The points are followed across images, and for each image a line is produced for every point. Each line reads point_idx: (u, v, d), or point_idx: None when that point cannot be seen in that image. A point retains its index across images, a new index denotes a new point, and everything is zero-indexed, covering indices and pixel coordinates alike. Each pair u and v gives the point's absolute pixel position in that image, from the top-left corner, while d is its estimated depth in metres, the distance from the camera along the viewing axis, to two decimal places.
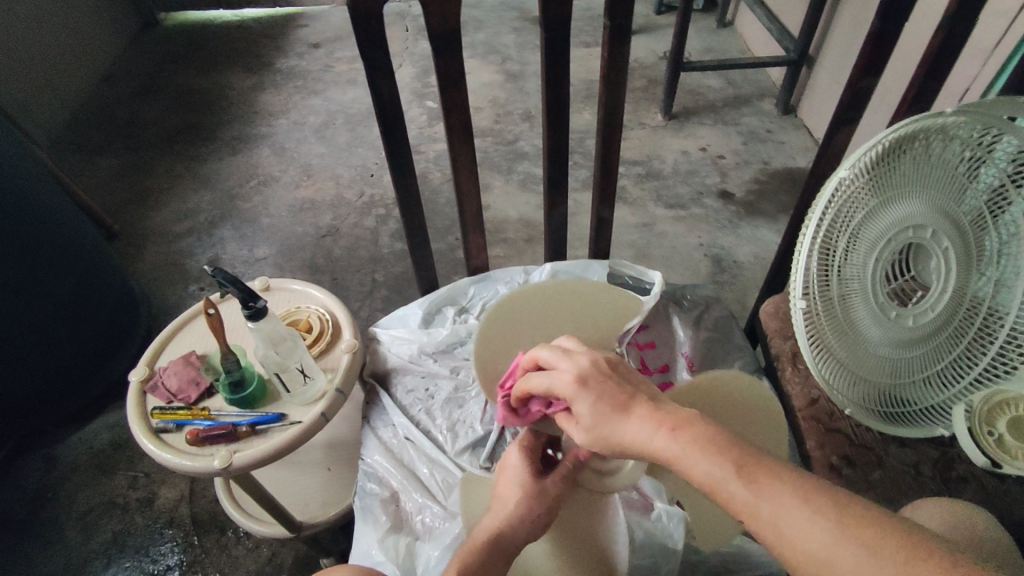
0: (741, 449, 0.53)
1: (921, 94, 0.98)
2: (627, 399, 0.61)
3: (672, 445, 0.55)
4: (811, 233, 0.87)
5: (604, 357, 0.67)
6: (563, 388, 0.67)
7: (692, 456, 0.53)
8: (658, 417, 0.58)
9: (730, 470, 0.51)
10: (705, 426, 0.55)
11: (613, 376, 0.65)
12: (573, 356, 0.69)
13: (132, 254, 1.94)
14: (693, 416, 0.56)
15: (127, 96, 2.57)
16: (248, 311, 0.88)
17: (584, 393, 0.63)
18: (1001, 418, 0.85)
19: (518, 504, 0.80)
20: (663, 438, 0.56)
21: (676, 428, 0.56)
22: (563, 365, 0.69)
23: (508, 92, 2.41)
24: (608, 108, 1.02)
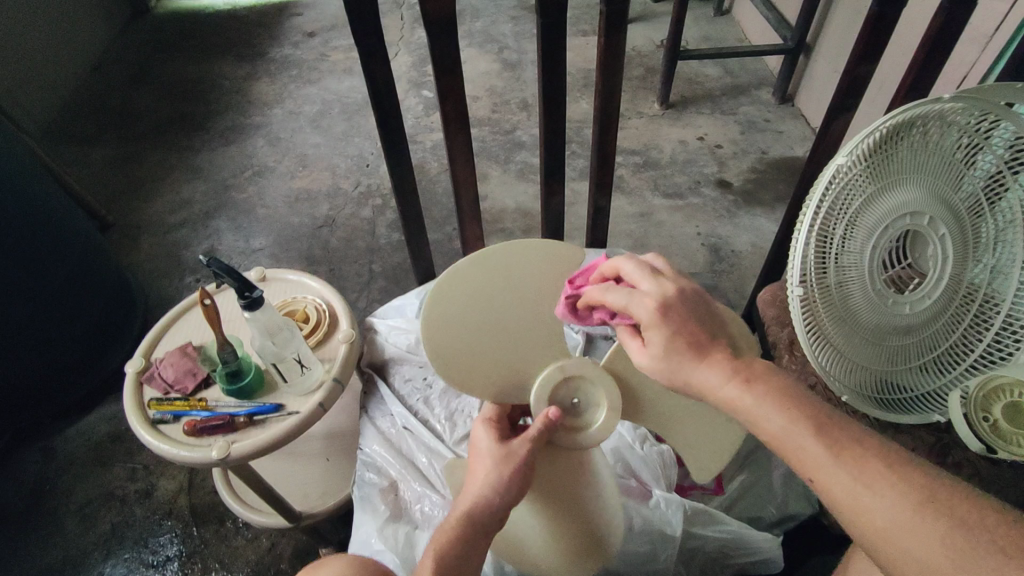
0: (813, 408, 0.57)
1: (919, 80, 0.98)
2: (702, 337, 0.63)
3: (742, 397, 0.59)
4: (809, 218, 0.87)
5: (690, 288, 0.67)
6: (639, 315, 0.66)
7: (764, 407, 0.58)
8: (734, 365, 0.61)
9: (807, 427, 0.56)
10: (777, 381, 0.60)
11: (695, 310, 0.65)
12: (658, 278, 0.68)
13: (127, 246, 1.93)
14: (765, 370, 0.61)
15: (119, 86, 2.54)
16: (245, 301, 0.87)
17: (662, 327, 0.64)
18: (997, 402, 0.85)
19: (494, 479, 0.75)
20: (735, 388, 0.60)
21: (749, 381, 0.60)
22: (643, 288, 0.68)
23: (504, 81, 2.39)
24: (605, 96, 1.02)
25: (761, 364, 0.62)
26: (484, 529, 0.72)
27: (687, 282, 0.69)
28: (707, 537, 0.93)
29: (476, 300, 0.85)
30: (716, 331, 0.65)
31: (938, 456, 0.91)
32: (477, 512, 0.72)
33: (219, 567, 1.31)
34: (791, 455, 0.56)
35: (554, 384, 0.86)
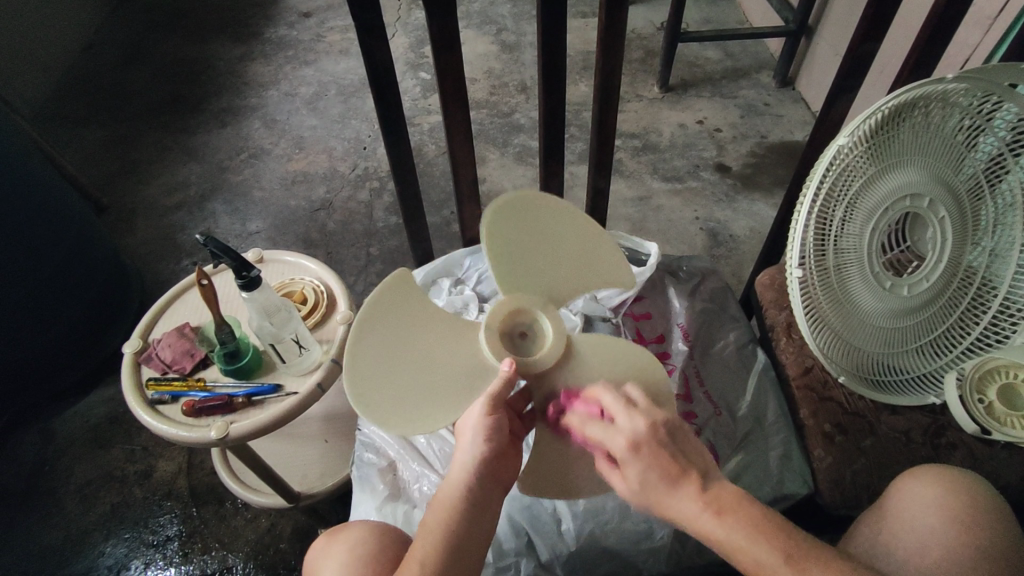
0: (785, 539, 0.62)
1: (923, 60, 0.97)
2: (678, 472, 0.64)
3: (716, 526, 0.61)
4: (808, 200, 0.87)
5: (662, 422, 0.67)
6: (615, 449, 0.67)
7: (737, 536, 0.61)
8: (709, 496, 0.63)
9: (780, 559, 0.60)
10: (748, 513, 0.62)
11: (668, 446, 0.66)
12: (631, 412, 0.69)
13: (123, 228, 1.92)
14: (734, 501, 0.62)
15: (113, 66, 2.51)
16: (241, 282, 0.87)
17: (637, 461, 0.64)
18: (991, 386, 0.86)
19: (464, 453, 0.73)
20: (710, 517, 0.62)
21: (723, 511, 0.62)
22: (619, 424, 0.69)
23: (503, 63, 2.37)
24: (605, 75, 1.00)
25: (730, 491, 0.64)
26: (470, 508, 0.72)
27: (660, 413, 0.69)
28: None
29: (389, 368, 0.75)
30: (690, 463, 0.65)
31: (933, 438, 0.91)
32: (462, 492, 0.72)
33: (218, 547, 1.32)
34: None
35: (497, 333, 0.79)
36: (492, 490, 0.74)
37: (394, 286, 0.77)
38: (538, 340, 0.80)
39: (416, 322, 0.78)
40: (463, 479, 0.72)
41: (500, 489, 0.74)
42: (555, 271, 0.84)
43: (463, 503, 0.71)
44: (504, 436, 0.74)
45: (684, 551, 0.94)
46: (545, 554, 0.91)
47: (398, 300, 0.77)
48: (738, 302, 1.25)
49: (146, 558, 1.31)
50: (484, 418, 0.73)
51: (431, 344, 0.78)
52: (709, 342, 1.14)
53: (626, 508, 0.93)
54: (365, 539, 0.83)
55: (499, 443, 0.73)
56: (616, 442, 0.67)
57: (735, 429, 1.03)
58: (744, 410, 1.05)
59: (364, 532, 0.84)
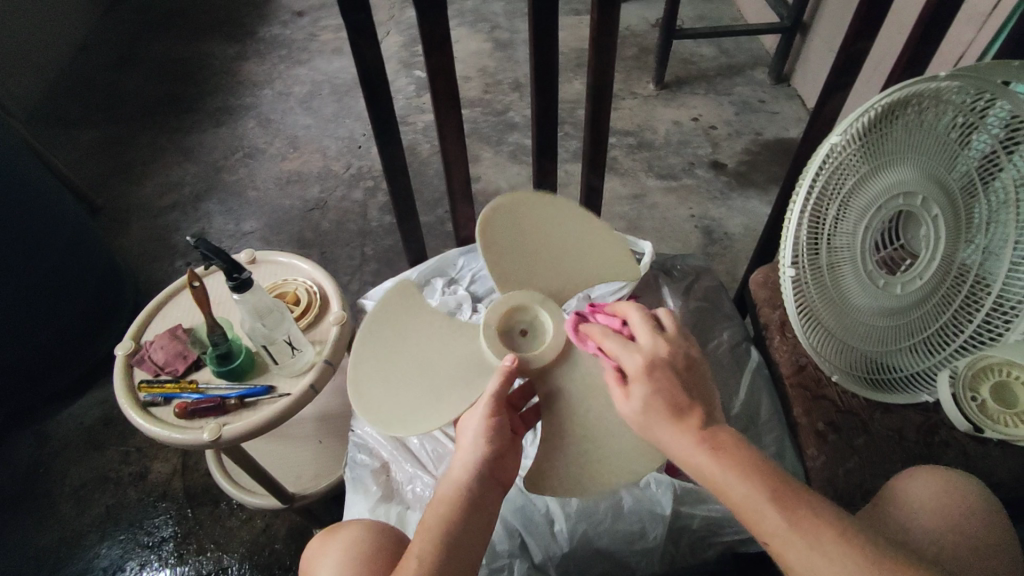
0: (776, 481, 0.63)
1: (915, 58, 0.97)
2: (683, 401, 0.66)
3: (711, 463, 0.63)
4: (802, 199, 0.87)
5: (684, 355, 0.70)
6: (627, 365, 0.69)
7: (727, 476, 0.62)
8: (708, 435, 0.65)
9: (767, 496, 0.61)
10: (742, 456, 0.64)
11: (682, 375, 0.68)
12: (654, 337, 0.71)
13: (116, 229, 1.91)
14: (732, 441, 0.64)
15: (105, 66, 2.50)
16: (233, 283, 0.87)
17: (648, 381, 0.67)
18: (985, 383, 0.87)
19: (468, 451, 0.72)
20: (703, 454, 0.64)
21: (718, 449, 0.63)
22: (639, 342, 0.71)
23: (497, 61, 2.36)
24: (598, 74, 1.00)
25: (728, 432, 0.65)
26: (473, 507, 0.71)
27: (682, 346, 0.71)
28: (695, 515, 0.93)
29: (385, 372, 0.76)
30: (699, 399, 0.67)
31: (927, 436, 0.91)
32: (460, 493, 0.71)
33: (214, 548, 1.32)
34: (748, 521, 0.62)
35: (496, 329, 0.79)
36: (491, 491, 0.73)
37: (397, 298, 0.81)
38: (538, 338, 0.79)
39: (417, 330, 0.80)
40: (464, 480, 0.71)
41: (500, 489, 0.74)
42: (554, 271, 0.85)
43: (463, 504, 0.71)
44: (506, 436, 0.74)
45: (677, 551, 0.95)
46: (538, 555, 0.91)
47: (399, 311, 0.80)
48: (731, 300, 1.25)
49: (141, 559, 1.31)
50: (486, 419, 0.73)
51: (431, 351, 0.79)
52: (703, 341, 1.15)
53: (618, 507, 0.93)
54: (363, 538, 0.82)
55: (500, 445, 0.73)
56: (630, 358, 0.69)
57: (729, 427, 1.03)
58: (738, 408, 1.05)
59: (364, 530, 0.84)
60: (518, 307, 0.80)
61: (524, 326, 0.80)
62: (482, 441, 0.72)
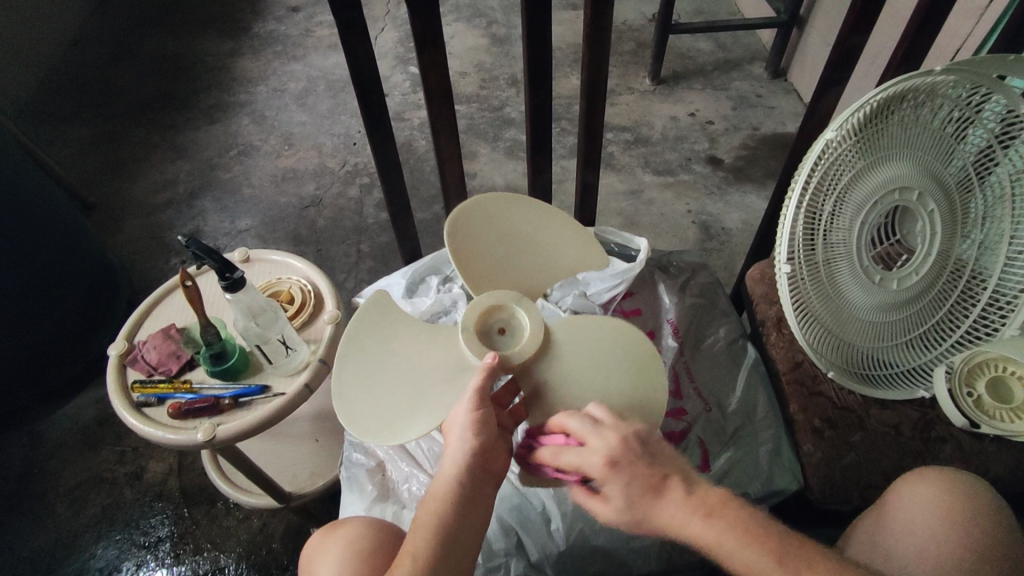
0: (777, 539, 0.62)
1: (911, 52, 0.96)
2: (658, 483, 0.65)
3: (708, 531, 0.62)
4: (797, 193, 0.85)
5: (634, 434, 0.68)
6: (592, 471, 0.66)
7: (727, 542, 0.62)
8: (694, 499, 0.64)
9: (775, 562, 0.60)
10: (737, 515, 0.63)
11: (642, 454, 0.67)
12: (601, 428, 0.69)
13: (110, 227, 1.90)
14: (721, 501, 0.64)
15: (98, 63, 2.48)
16: (225, 283, 0.86)
17: (617, 480, 0.65)
18: (981, 378, 0.86)
19: (454, 448, 0.71)
20: (700, 524, 0.63)
21: (711, 514, 0.63)
22: (590, 445, 0.68)
23: (493, 57, 2.35)
24: (592, 70, 0.99)
25: (715, 492, 0.65)
26: (462, 503, 0.70)
27: (628, 425, 0.69)
28: None
29: (371, 383, 0.77)
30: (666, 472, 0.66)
31: (923, 432, 0.90)
32: (450, 489, 0.70)
33: (210, 547, 1.32)
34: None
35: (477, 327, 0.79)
36: (484, 484, 0.72)
37: (375, 318, 0.82)
38: (518, 335, 0.80)
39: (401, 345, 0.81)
40: (455, 474, 0.70)
41: (493, 482, 0.72)
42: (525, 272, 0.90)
43: (454, 499, 0.70)
44: (494, 428, 0.72)
45: (674, 549, 0.94)
46: (535, 553, 0.91)
47: (379, 331, 0.81)
48: (728, 297, 1.25)
49: (138, 559, 1.31)
50: (471, 412, 0.71)
51: (417, 362, 0.80)
52: (699, 337, 1.14)
53: None
54: (362, 534, 0.82)
55: (488, 437, 0.71)
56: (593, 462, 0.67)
57: (726, 424, 1.03)
58: (734, 405, 1.05)
59: (364, 527, 0.83)
60: (496, 305, 0.81)
61: (498, 328, 0.80)
62: (470, 435, 0.70)
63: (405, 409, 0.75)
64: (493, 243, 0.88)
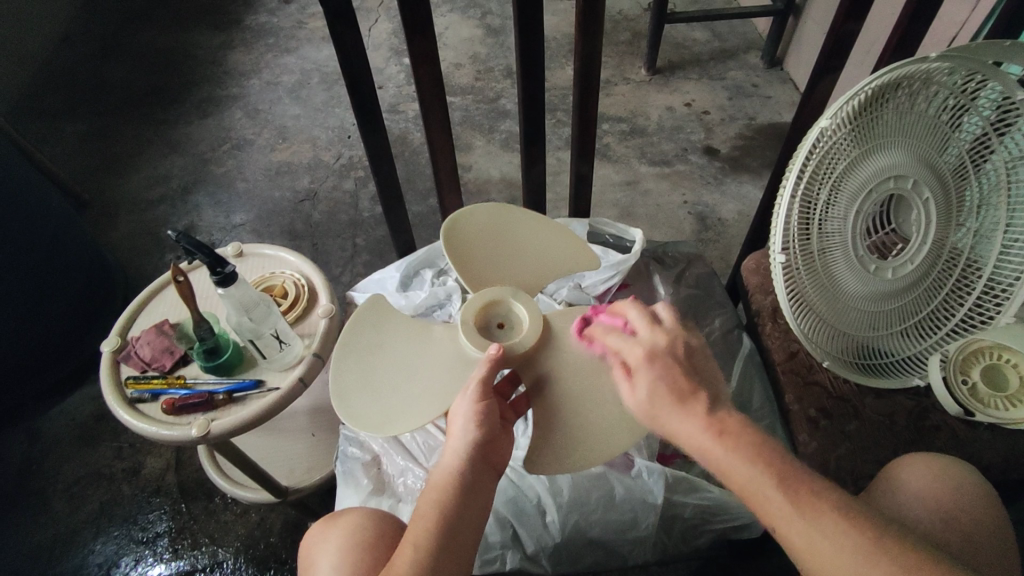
0: (782, 462, 0.59)
1: (905, 39, 0.96)
2: (686, 387, 0.63)
3: (713, 443, 0.60)
4: (794, 180, 0.85)
5: (682, 345, 0.67)
6: (629, 357, 0.68)
7: (729, 458, 0.59)
8: (714, 417, 0.61)
9: (772, 480, 0.58)
10: (749, 436, 0.60)
11: (681, 363, 0.65)
12: (653, 328, 0.69)
13: (104, 223, 1.90)
14: (737, 424, 0.61)
15: (90, 58, 2.47)
16: (217, 277, 0.86)
17: (648, 368, 0.64)
18: (976, 366, 0.86)
19: (457, 438, 0.71)
20: (708, 435, 0.60)
21: (722, 428, 0.60)
22: (639, 336, 0.69)
23: (488, 48, 2.34)
24: (584, 60, 0.98)
25: (736, 415, 0.62)
26: (462, 492, 0.70)
27: (683, 336, 0.68)
28: (688, 503, 0.93)
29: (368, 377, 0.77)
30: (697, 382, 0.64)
31: (917, 421, 0.91)
32: (453, 477, 0.70)
33: (208, 542, 1.32)
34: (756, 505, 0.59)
35: (473, 322, 0.80)
36: (485, 475, 0.72)
37: (370, 314, 0.82)
38: (515, 328, 0.80)
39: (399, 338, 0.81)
40: (457, 462, 0.70)
41: (494, 473, 0.73)
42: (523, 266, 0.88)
43: (455, 489, 0.70)
44: (498, 419, 0.73)
45: (669, 540, 0.95)
46: (531, 547, 0.91)
47: (374, 327, 0.81)
48: (724, 287, 1.24)
49: (136, 555, 1.31)
50: (474, 404, 0.71)
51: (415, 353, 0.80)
52: (694, 329, 1.14)
53: (609, 496, 0.92)
54: (360, 527, 0.82)
55: (491, 429, 0.72)
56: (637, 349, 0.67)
57: None
58: (730, 395, 1.05)
59: (362, 517, 0.83)
60: (493, 300, 0.81)
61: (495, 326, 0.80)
62: (473, 424, 0.71)
63: (403, 402, 0.75)
64: (488, 250, 0.88)
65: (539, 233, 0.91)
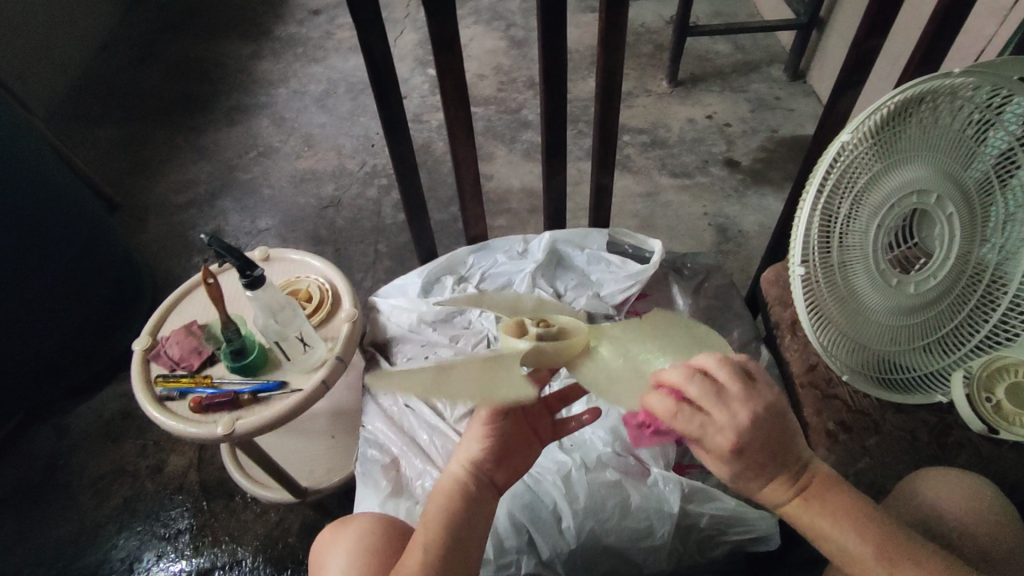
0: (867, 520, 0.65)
1: (929, 55, 0.95)
2: (772, 467, 0.64)
3: (802, 512, 0.66)
4: (814, 192, 0.88)
5: (764, 412, 0.62)
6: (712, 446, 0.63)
7: (823, 522, 0.65)
8: (801, 484, 0.66)
9: (870, 551, 0.63)
10: (838, 498, 0.66)
11: (767, 439, 0.62)
12: (728, 404, 0.62)
13: (135, 226, 1.95)
14: (826, 489, 0.66)
15: (125, 66, 2.55)
16: (246, 280, 0.89)
17: (736, 459, 0.62)
18: (1000, 384, 0.86)
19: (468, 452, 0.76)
20: (797, 504, 0.66)
21: (808, 498, 0.65)
22: (717, 417, 0.62)
23: (511, 59, 2.37)
24: (606, 74, 1.00)
25: (821, 473, 0.67)
26: (471, 499, 0.74)
27: (757, 401, 0.63)
28: (703, 513, 0.93)
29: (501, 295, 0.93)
30: (785, 456, 0.65)
31: (939, 438, 0.90)
32: (460, 484, 0.74)
33: (229, 540, 1.34)
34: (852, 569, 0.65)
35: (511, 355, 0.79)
36: (485, 489, 0.75)
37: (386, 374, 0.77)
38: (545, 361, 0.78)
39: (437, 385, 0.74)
40: (465, 473, 0.75)
41: (494, 490, 0.76)
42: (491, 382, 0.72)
43: (463, 496, 0.73)
44: (506, 440, 0.77)
45: (685, 549, 0.94)
46: (546, 552, 0.91)
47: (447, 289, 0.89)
48: (743, 299, 1.25)
49: (158, 550, 1.34)
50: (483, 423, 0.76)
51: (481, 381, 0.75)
52: None
53: (626, 504, 0.93)
54: (371, 527, 0.84)
55: (498, 438, 0.76)
56: (713, 437, 0.62)
57: None
58: None
59: (372, 522, 0.85)
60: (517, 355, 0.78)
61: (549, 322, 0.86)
62: (481, 442, 0.76)
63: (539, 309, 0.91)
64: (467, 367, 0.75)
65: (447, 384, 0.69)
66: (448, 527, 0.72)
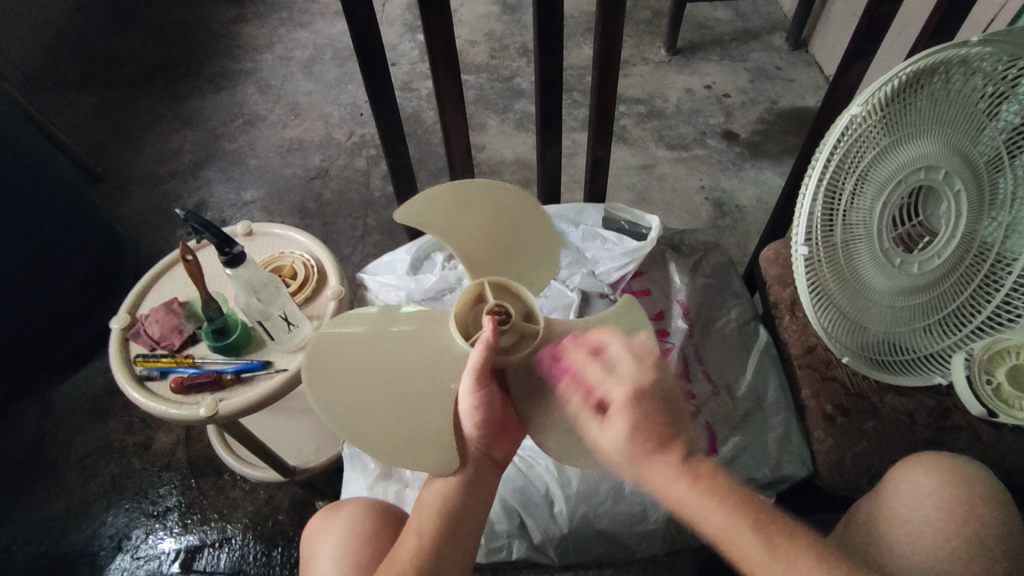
0: (760, 516, 0.64)
1: (945, 22, 0.91)
2: (663, 436, 0.66)
3: (690, 493, 0.64)
4: (818, 171, 0.81)
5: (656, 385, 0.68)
6: (613, 394, 0.68)
7: (710, 509, 0.64)
8: (685, 464, 0.66)
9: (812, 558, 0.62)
10: (722, 487, 0.65)
11: (660, 404, 0.68)
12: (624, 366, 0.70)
13: (116, 197, 1.89)
14: (710, 472, 0.65)
15: (102, 29, 2.44)
16: (224, 257, 0.85)
17: (630, 412, 0.66)
18: (1001, 366, 0.84)
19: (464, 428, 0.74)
20: (683, 486, 0.65)
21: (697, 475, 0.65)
22: (619, 370, 0.69)
23: (504, 25, 2.28)
24: (605, 40, 0.95)
25: (705, 462, 0.67)
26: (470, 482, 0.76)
27: (656, 373, 0.70)
28: None
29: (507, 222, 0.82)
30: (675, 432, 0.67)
31: (938, 421, 0.89)
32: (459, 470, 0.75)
33: (218, 518, 1.33)
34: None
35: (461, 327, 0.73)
36: (485, 466, 0.78)
37: (327, 338, 0.70)
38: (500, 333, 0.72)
39: (364, 390, 0.69)
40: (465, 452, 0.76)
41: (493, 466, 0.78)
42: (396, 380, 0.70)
43: (464, 480, 0.75)
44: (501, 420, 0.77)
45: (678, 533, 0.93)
46: (537, 536, 0.90)
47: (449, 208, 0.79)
48: (741, 277, 1.22)
49: (147, 527, 1.33)
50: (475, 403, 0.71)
51: (411, 416, 0.69)
52: (709, 319, 1.13)
53: (619, 489, 0.92)
54: (361, 516, 0.82)
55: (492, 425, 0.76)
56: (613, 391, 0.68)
57: (735, 409, 1.02)
58: (744, 387, 1.03)
59: (363, 509, 0.83)
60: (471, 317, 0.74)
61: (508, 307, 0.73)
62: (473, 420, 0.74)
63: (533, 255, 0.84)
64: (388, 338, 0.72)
65: (354, 371, 0.69)
66: (447, 506, 0.74)
